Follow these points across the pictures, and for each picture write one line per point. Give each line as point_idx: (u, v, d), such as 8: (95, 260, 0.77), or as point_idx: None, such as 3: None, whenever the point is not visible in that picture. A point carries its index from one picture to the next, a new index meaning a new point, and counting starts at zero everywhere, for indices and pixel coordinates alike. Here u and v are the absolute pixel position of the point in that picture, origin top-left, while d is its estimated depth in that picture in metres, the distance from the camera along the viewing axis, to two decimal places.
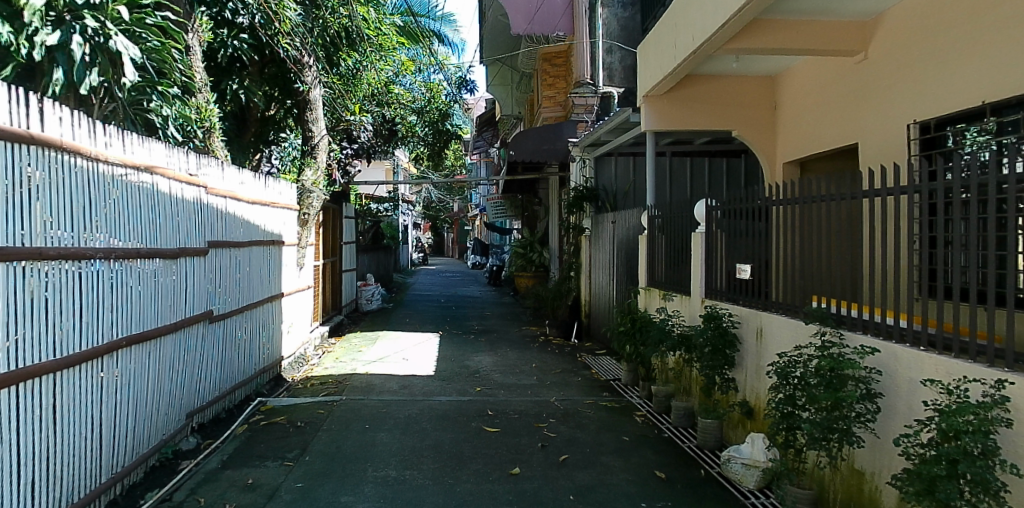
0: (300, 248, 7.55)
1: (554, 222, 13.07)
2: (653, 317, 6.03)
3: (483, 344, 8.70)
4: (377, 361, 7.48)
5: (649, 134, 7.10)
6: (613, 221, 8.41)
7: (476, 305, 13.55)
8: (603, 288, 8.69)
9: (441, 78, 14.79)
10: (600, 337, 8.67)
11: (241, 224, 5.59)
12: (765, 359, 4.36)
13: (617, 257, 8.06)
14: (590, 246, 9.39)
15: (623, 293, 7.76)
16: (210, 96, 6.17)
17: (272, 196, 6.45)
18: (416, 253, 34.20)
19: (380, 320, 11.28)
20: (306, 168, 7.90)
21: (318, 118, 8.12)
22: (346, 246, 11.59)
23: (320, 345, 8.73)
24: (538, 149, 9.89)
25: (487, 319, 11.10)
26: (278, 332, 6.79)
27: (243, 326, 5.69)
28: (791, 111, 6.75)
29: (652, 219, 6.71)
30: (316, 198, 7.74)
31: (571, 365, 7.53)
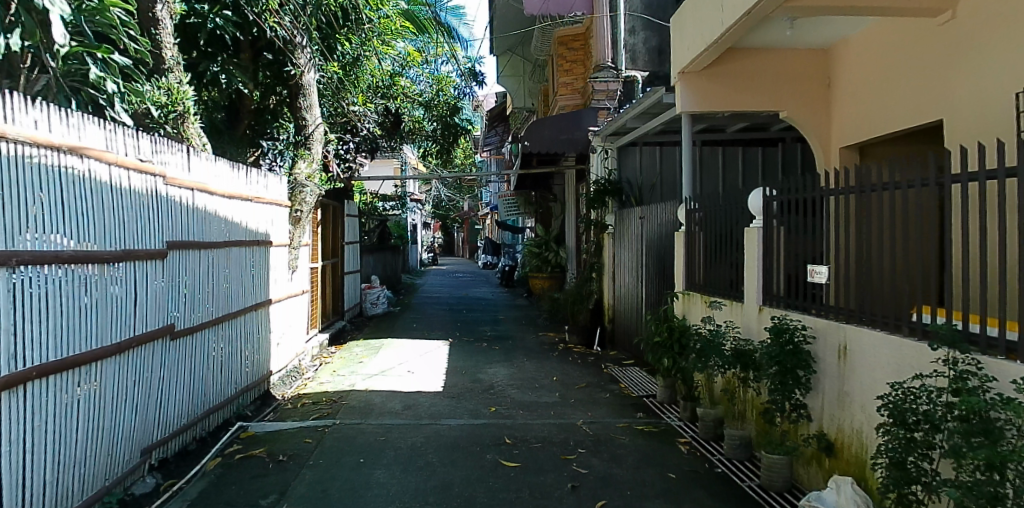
0: (292, 250, 6.74)
1: (572, 219, 12.21)
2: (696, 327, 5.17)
3: (497, 354, 7.86)
4: (378, 375, 6.67)
5: (685, 116, 6.23)
6: (641, 217, 7.56)
7: (487, 308, 12.74)
8: (630, 291, 7.85)
9: (450, 70, 13.99)
10: (627, 345, 7.82)
11: (214, 222, 4.79)
12: (855, 385, 3.50)
13: (647, 257, 7.21)
14: (613, 244, 8.55)
15: (654, 297, 6.91)
16: (183, 77, 5.42)
17: (255, 191, 5.66)
18: (426, 253, 33.46)
19: (385, 326, 10.50)
20: (299, 161, 7.07)
21: (313, 105, 7.29)
22: (348, 246, 10.82)
23: (319, 356, 7.94)
24: (556, 140, 8.94)
25: (501, 324, 10.26)
26: (265, 344, 6.00)
27: (218, 340, 4.88)
28: (851, 87, 5.87)
29: (689, 213, 5.85)
30: (310, 193, 6.89)
31: (597, 378, 6.69)
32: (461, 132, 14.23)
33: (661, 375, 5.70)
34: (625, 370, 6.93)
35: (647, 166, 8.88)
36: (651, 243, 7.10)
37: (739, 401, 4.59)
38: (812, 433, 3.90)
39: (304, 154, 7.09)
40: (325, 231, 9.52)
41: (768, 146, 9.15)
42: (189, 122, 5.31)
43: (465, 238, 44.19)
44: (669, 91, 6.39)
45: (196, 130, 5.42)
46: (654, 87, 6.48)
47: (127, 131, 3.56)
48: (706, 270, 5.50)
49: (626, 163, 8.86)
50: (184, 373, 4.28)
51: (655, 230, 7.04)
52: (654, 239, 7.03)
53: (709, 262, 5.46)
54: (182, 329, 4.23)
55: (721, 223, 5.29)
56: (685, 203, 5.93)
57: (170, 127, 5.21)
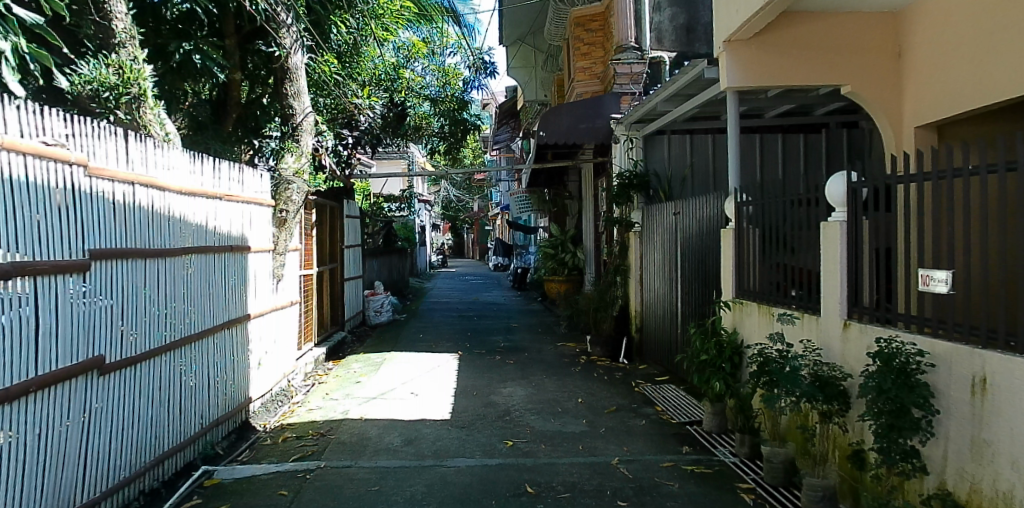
0: (277, 256, 5.86)
1: (590, 217, 11.29)
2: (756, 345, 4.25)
3: (512, 370, 6.96)
4: (377, 398, 5.79)
5: (730, 92, 5.31)
6: (675, 213, 6.64)
7: (500, 314, 11.85)
8: (661, 297, 6.96)
9: (458, 61, 13.11)
10: (660, 359, 6.91)
11: (167, 225, 3.92)
12: (1002, 436, 2.57)
13: (683, 260, 6.30)
14: (640, 244, 7.64)
15: (694, 305, 6.00)
16: (139, 55, 4.60)
17: (225, 189, 4.79)
18: (435, 256, 32.63)
19: (389, 336, 9.63)
20: (286, 155, 6.19)
21: (301, 91, 6.40)
22: (348, 250, 9.96)
23: (311, 374, 7.08)
24: (573, 129, 8.07)
25: (515, 333, 9.36)
26: (242, 367, 5.14)
27: (175, 368, 4.02)
28: (929, 54, 4.93)
29: (739, 207, 4.93)
30: (297, 190, 6.04)
31: (628, 399, 5.79)
32: (470, 127, 13.34)
33: (708, 399, 4.79)
34: (660, 389, 6.02)
35: (675, 157, 8.02)
36: (690, 242, 6.18)
37: (817, 440, 3.68)
38: (928, 492, 2.99)
39: (292, 147, 6.20)
40: (321, 234, 8.67)
41: (810, 132, 8.35)
42: (145, 105, 4.45)
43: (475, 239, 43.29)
44: (712, 63, 5.44)
45: (156, 115, 4.57)
46: (694, 60, 5.53)
47: (22, 105, 2.66)
48: (762, 274, 4.58)
49: (653, 154, 7.97)
50: (125, 416, 3.41)
51: (694, 227, 6.12)
52: (694, 237, 6.10)
53: (767, 264, 4.54)
54: (119, 361, 3.35)
55: (782, 217, 4.35)
56: (734, 196, 5.02)
57: (122, 112, 4.37)
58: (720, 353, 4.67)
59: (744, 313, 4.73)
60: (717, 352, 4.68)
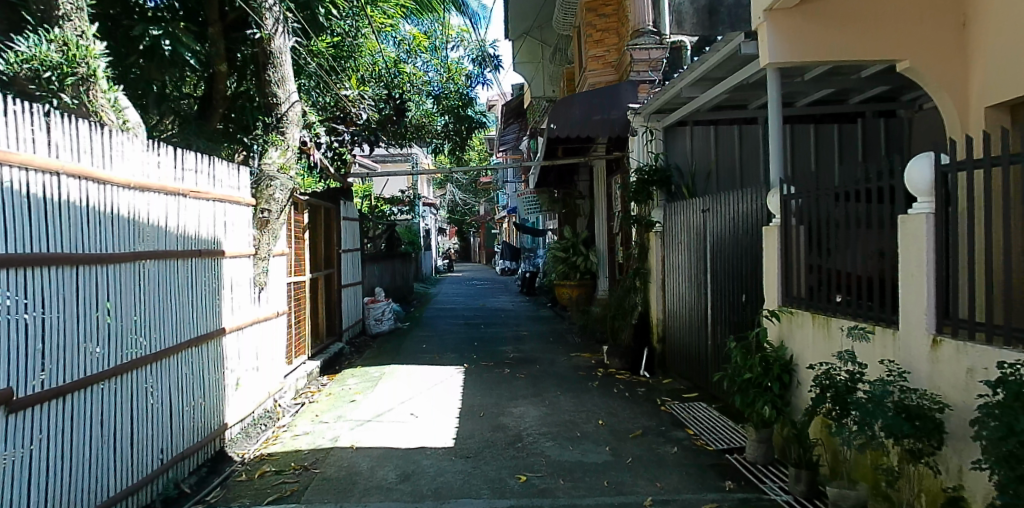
0: (258, 262, 5.21)
1: (603, 218, 10.63)
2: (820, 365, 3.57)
3: (524, 385, 6.29)
4: (372, 422, 5.14)
5: (771, 70, 4.63)
6: (703, 210, 5.97)
7: (508, 321, 11.19)
8: (687, 304, 6.29)
9: (461, 56, 12.52)
10: (688, 372, 6.24)
11: (108, 224, 3.27)
12: None
13: (715, 263, 5.65)
14: (663, 246, 6.96)
15: (729, 312, 5.34)
16: (88, 31, 4.02)
17: (190, 184, 4.15)
18: (441, 261, 32.00)
19: (390, 347, 8.98)
20: (269, 149, 5.57)
21: (286, 78, 5.77)
22: (346, 254, 9.34)
23: (303, 392, 6.45)
24: (587, 121, 7.40)
25: (525, 343, 8.70)
26: (216, 389, 4.50)
27: (123, 394, 3.39)
28: (999, 23, 4.26)
29: (784, 200, 4.26)
30: (281, 189, 5.42)
31: (655, 420, 5.12)
32: (475, 125, 12.71)
33: (752, 425, 4.14)
34: (690, 409, 5.35)
35: (698, 150, 7.33)
36: (722, 242, 5.51)
37: (902, 482, 3.02)
38: None
39: (276, 140, 5.59)
40: (315, 238, 8.07)
41: (844, 121, 7.65)
42: (96, 88, 3.87)
43: (482, 242, 42.71)
44: (749, 37, 4.78)
45: (110, 100, 3.99)
46: (729, 33, 4.86)
47: None
48: (814, 278, 3.91)
49: (674, 146, 7.34)
50: (41, 465, 2.77)
51: (726, 225, 5.46)
52: (727, 237, 5.44)
53: (822, 268, 3.86)
54: (30, 395, 2.71)
55: (841, 212, 3.67)
56: (779, 189, 4.35)
57: (68, 96, 3.78)
58: (766, 370, 4.04)
59: (795, 324, 4.06)
60: (764, 370, 4.04)
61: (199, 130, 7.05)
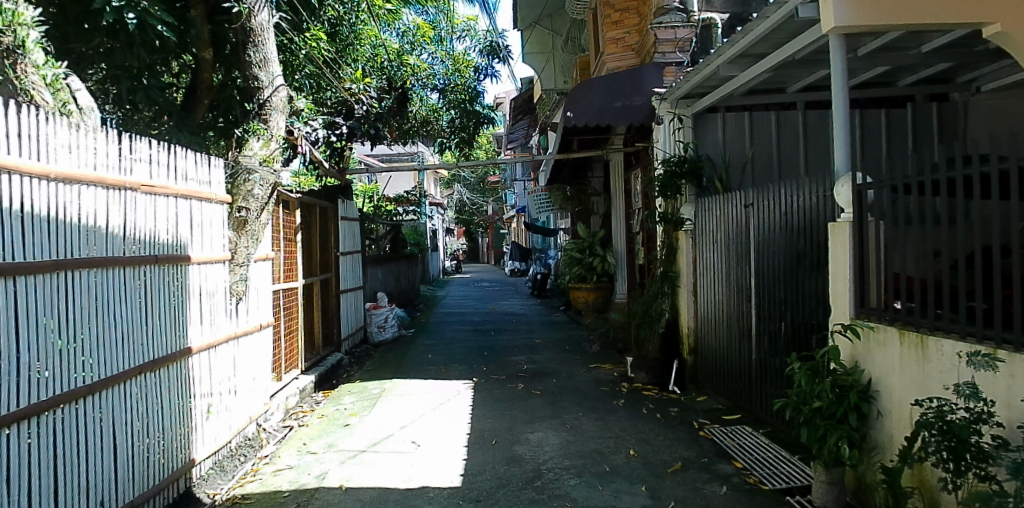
0: (236, 269, 4.51)
1: (621, 216, 9.91)
2: (927, 399, 2.83)
3: (540, 404, 5.58)
4: (368, 453, 4.45)
5: (834, 36, 3.91)
6: (750, 205, 5.24)
7: (520, 327, 10.48)
8: (731, 312, 5.56)
9: (468, 47, 11.84)
10: (730, 389, 5.53)
11: (13, 226, 2.58)
12: None
13: (767, 269, 5.01)
14: (696, 247, 6.22)
15: (794, 323, 4.62)
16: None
17: (142, 177, 3.47)
18: (448, 262, 31.34)
19: (392, 358, 8.30)
20: (251, 139, 4.92)
21: (269, 59, 5.11)
22: (346, 257, 8.66)
23: (294, 412, 5.77)
24: (607, 107, 6.70)
25: (540, 353, 7.99)
26: (182, 420, 3.81)
27: (40, 438, 2.70)
28: None
29: (858, 191, 3.54)
30: (262, 184, 4.62)
31: (696, 450, 4.40)
32: (483, 120, 12.01)
33: (820, 463, 3.44)
34: (733, 435, 4.66)
35: (731, 139, 6.61)
36: (780, 244, 4.81)
37: None
38: None
39: (257, 129, 4.95)
40: (310, 240, 7.40)
41: (892, 107, 6.86)
42: (25, 61, 3.22)
43: (490, 243, 41.98)
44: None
45: (45, 78, 3.33)
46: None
47: None
48: (905, 285, 3.17)
49: (704, 135, 6.61)
50: None
51: (782, 224, 4.77)
52: (785, 237, 4.74)
53: (919, 274, 3.11)
54: None
55: (947, 204, 2.93)
56: (848, 178, 3.64)
57: None
58: (840, 398, 3.37)
59: (876, 342, 3.34)
60: (838, 397, 3.37)
61: (183, 122, 6.37)
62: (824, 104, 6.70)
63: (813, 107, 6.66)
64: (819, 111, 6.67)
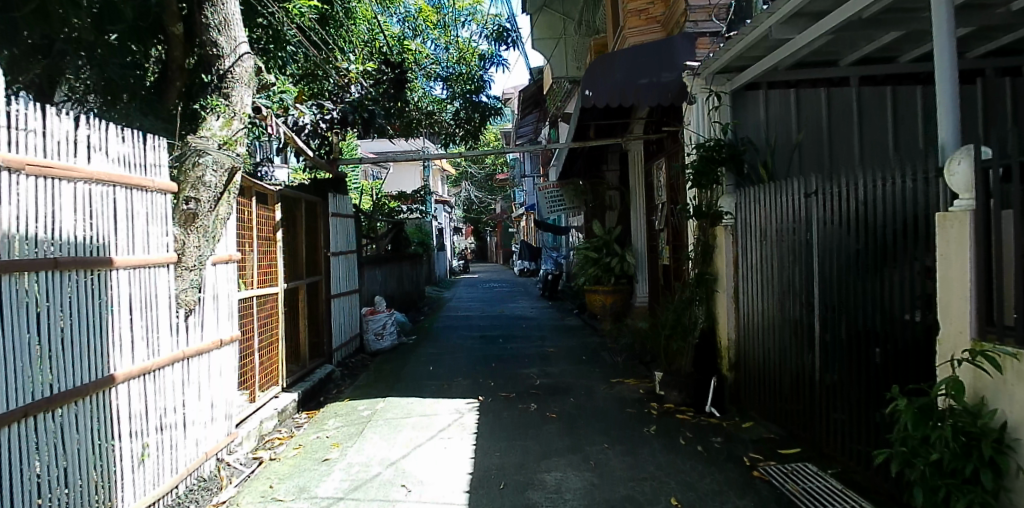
0: (188, 273, 3.66)
1: (642, 212, 9.05)
2: None
3: (556, 432, 4.73)
4: (346, 502, 3.62)
5: None
6: (815, 193, 4.34)
7: (531, 332, 9.64)
8: (789, 320, 4.66)
9: (473, 33, 11.02)
10: (784, 415, 4.66)
11: None
12: None
13: (836, 272, 4.14)
14: (740, 244, 5.32)
15: (882, 336, 3.72)
16: None
17: (29, 152, 2.60)
18: (456, 262, 30.59)
19: (390, 370, 7.47)
20: (211, 116, 4.12)
21: (232, 22, 4.31)
22: (339, 258, 7.85)
23: (269, 439, 4.95)
24: (630, 85, 5.85)
25: (553, 364, 7.14)
26: (98, 469, 2.95)
27: None
28: None
29: (984, 170, 2.65)
30: (215, 169, 3.72)
31: (753, 499, 3.54)
32: (492, 112, 10.95)
33: None
34: (796, 478, 3.78)
35: (776, 120, 5.72)
36: (858, 243, 3.92)
37: None
38: None
39: (217, 105, 4.15)
40: (296, 238, 6.59)
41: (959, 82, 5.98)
42: None
43: (498, 242, 41.10)
44: None
45: None
46: None
47: None
48: None
49: (744, 115, 5.73)
50: None
51: (863, 218, 3.88)
52: (866, 234, 3.85)
53: None
54: None
55: None
56: (969, 152, 2.76)
57: None
58: (965, 450, 2.53)
59: (1021, 375, 2.46)
60: (963, 447, 2.54)
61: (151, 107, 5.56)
62: (880, 80, 5.83)
63: (868, 83, 5.81)
64: (874, 87, 5.80)
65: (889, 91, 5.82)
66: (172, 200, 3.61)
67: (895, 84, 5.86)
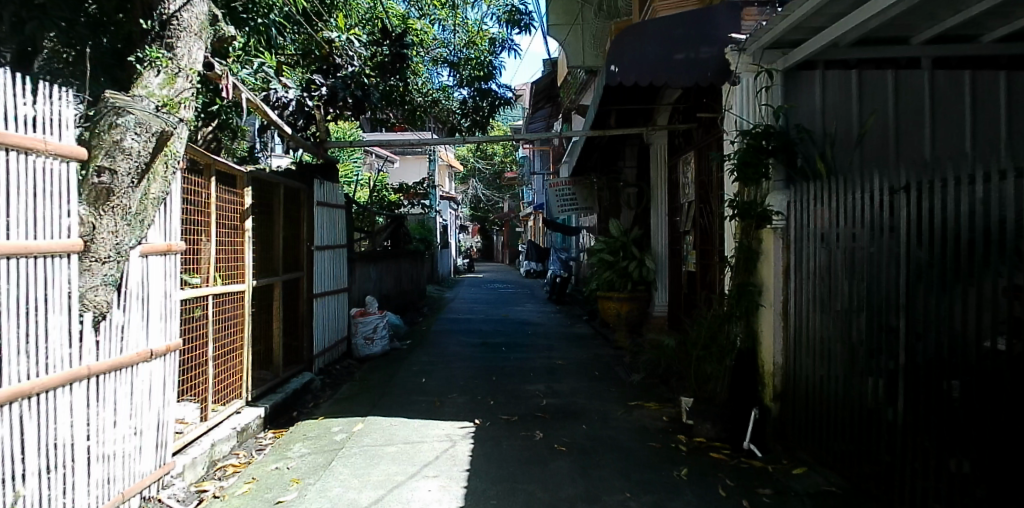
0: (99, 266, 2.83)
1: (664, 212, 8.18)
2: None
3: (566, 473, 3.88)
4: None
5: None
6: (893, 191, 3.44)
7: (537, 341, 8.79)
8: (854, 345, 3.78)
9: (484, 16, 10.14)
10: (845, 461, 3.82)
11: None
12: None
13: (925, 291, 3.24)
14: (793, 251, 4.43)
15: (996, 378, 2.84)
16: None
17: None
18: (461, 261, 29.80)
19: (377, 380, 6.63)
20: (147, 70, 3.30)
21: None
22: (326, 253, 7.02)
23: (221, 465, 4.15)
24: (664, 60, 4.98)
25: (562, 381, 6.28)
26: None
27: None
28: None
29: None
30: (138, 132, 2.87)
31: None
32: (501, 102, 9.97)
33: None
34: None
35: (834, 106, 4.84)
36: (959, 255, 3.02)
37: None
38: None
39: (155, 56, 3.33)
40: (271, 229, 5.77)
41: None
42: None
43: (505, 241, 40.23)
44: None
45: None
46: None
47: None
48: None
49: (797, 99, 4.85)
50: None
51: (965, 223, 2.98)
52: (972, 243, 2.94)
53: None
54: None
55: None
56: None
57: None
58: None
59: None
60: None
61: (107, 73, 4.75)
62: (954, 63, 4.94)
63: (941, 65, 4.91)
64: (949, 71, 4.90)
65: (966, 76, 4.91)
66: (78, 171, 2.78)
67: (973, 69, 4.96)
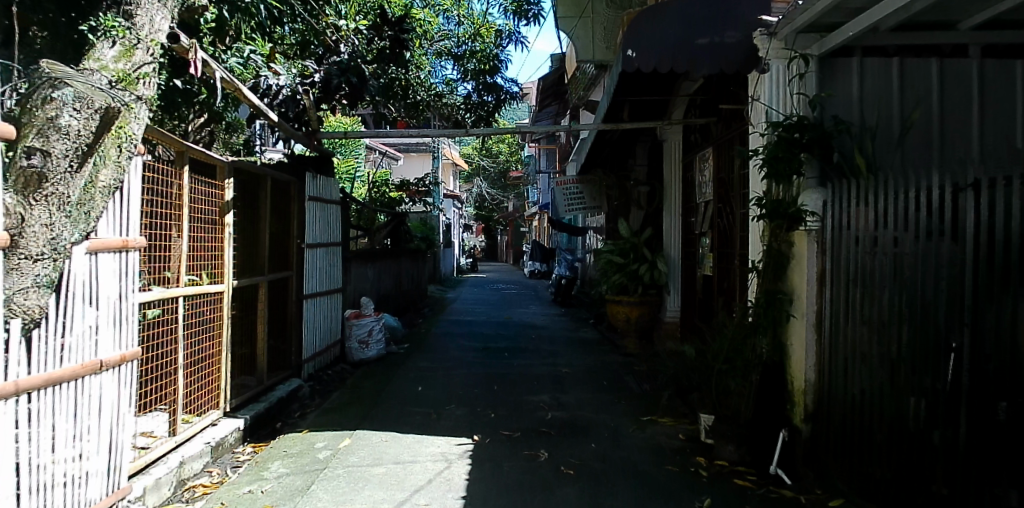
0: (28, 266, 2.40)
1: (677, 213, 7.72)
2: None
3: (573, 501, 3.45)
4: None
5: None
6: (953, 190, 2.98)
7: (541, 346, 8.35)
8: (900, 364, 3.31)
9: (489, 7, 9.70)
10: (889, 494, 3.36)
11: None
12: None
13: (996, 305, 2.78)
14: (830, 256, 3.97)
15: None
16: None
17: None
18: (465, 261, 29.37)
19: (370, 387, 6.22)
20: (100, 43, 2.88)
21: None
22: (319, 251, 6.61)
23: (191, 486, 3.74)
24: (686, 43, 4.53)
25: (567, 391, 5.85)
26: None
27: None
28: None
29: None
30: (78, 108, 2.40)
31: None
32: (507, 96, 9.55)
33: None
34: None
35: (873, 97, 4.38)
36: None
37: None
38: None
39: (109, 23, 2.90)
40: (257, 224, 5.34)
41: None
42: None
43: (510, 241, 39.78)
44: None
45: None
46: None
47: None
48: None
49: (833, 88, 4.38)
50: None
51: None
52: None
53: None
54: None
55: None
56: None
57: None
58: None
59: None
60: None
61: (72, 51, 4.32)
62: (1004, 52, 4.47)
63: (989, 53, 4.44)
64: (998, 60, 4.43)
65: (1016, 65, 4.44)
66: (5, 152, 2.35)
67: None
